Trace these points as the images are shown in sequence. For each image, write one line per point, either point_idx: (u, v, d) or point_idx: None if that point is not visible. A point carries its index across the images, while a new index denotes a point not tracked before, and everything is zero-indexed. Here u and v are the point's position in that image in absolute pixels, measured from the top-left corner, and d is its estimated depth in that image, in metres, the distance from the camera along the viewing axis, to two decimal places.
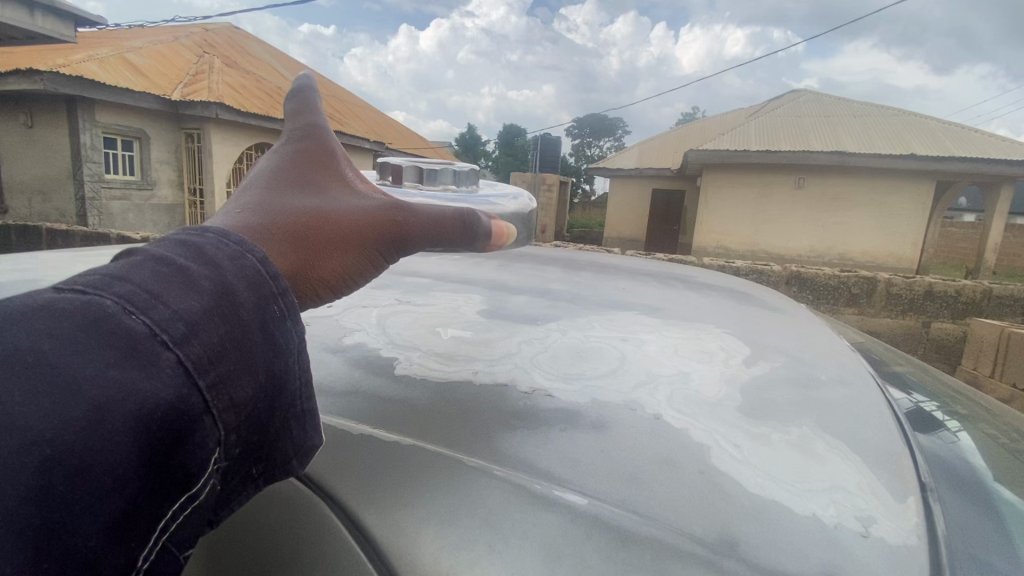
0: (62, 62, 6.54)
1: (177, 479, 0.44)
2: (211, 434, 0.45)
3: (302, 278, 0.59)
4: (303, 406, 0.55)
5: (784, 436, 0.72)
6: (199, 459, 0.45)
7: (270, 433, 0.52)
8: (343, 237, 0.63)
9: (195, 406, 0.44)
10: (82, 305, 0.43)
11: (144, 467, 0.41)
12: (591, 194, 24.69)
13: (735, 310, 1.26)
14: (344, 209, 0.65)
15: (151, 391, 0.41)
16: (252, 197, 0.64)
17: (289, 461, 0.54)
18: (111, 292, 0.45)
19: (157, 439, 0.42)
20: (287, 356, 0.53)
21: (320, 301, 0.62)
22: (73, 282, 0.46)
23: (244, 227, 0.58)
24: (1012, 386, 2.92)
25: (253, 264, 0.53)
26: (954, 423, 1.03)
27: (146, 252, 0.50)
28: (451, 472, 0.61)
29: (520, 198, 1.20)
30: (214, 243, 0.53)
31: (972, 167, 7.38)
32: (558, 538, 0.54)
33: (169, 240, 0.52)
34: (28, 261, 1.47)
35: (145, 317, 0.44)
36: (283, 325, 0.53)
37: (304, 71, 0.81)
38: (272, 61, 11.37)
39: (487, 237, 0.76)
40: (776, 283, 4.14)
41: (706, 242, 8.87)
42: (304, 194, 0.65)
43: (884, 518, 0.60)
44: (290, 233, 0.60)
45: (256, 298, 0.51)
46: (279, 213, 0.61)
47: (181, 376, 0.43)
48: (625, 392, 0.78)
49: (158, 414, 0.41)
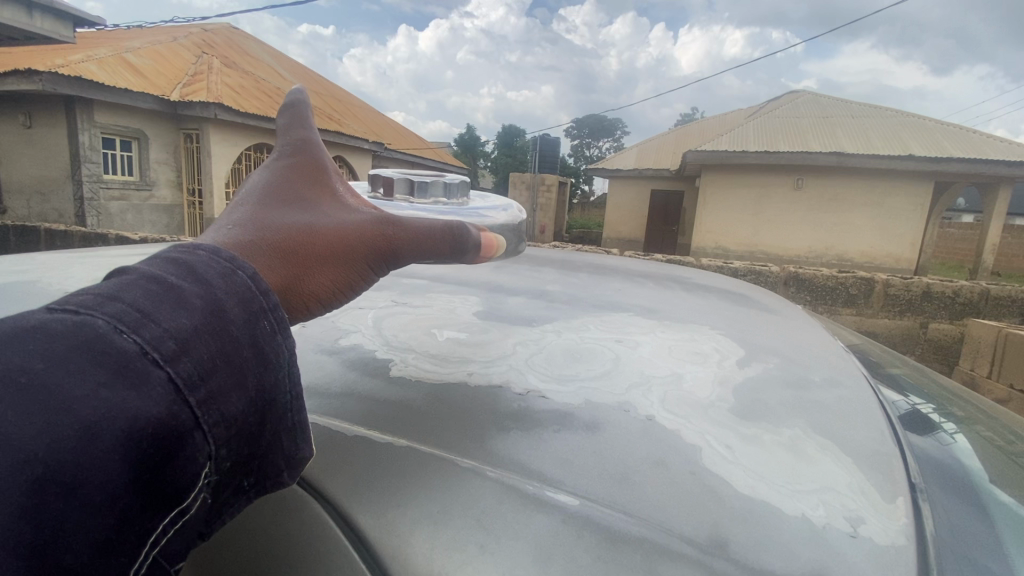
0: (61, 63, 6.54)
1: (168, 493, 0.44)
2: (201, 449, 0.46)
3: (291, 294, 0.60)
4: (294, 419, 0.55)
5: (776, 437, 0.72)
6: (190, 474, 0.45)
7: (261, 445, 0.52)
8: (333, 252, 0.64)
9: (185, 422, 0.44)
10: (74, 325, 0.43)
11: (134, 484, 0.42)
12: (589, 195, 24.74)
13: (730, 312, 1.27)
14: (334, 225, 0.66)
15: (141, 409, 0.42)
16: (243, 213, 0.64)
17: (280, 472, 0.54)
18: (102, 311, 0.45)
19: (146, 455, 0.42)
20: (277, 370, 0.54)
21: (310, 315, 0.63)
22: (65, 301, 0.46)
23: (235, 244, 0.59)
24: (1009, 387, 2.93)
25: (243, 280, 0.54)
26: (949, 425, 1.03)
27: (138, 269, 0.50)
28: (444, 475, 0.61)
29: (510, 210, 1.20)
30: (205, 261, 0.53)
31: (970, 167, 7.40)
32: (549, 541, 0.54)
33: (161, 256, 0.53)
34: (28, 261, 1.48)
35: (136, 337, 0.44)
36: (273, 339, 0.54)
37: (297, 85, 0.81)
38: (271, 61, 11.38)
39: (476, 249, 0.77)
40: (774, 283, 4.15)
41: (705, 243, 8.87)
42: (295, 210, 0.66)
43: (873, 518, 0.60)
44: (280, 249, 0.60)
45: (246, 314, 0.52)
46: (269, 229, 0.62)
47: (171, 393, 0.44)
48: (618, 393, 0.79)
49: (149, 431, 0.42)
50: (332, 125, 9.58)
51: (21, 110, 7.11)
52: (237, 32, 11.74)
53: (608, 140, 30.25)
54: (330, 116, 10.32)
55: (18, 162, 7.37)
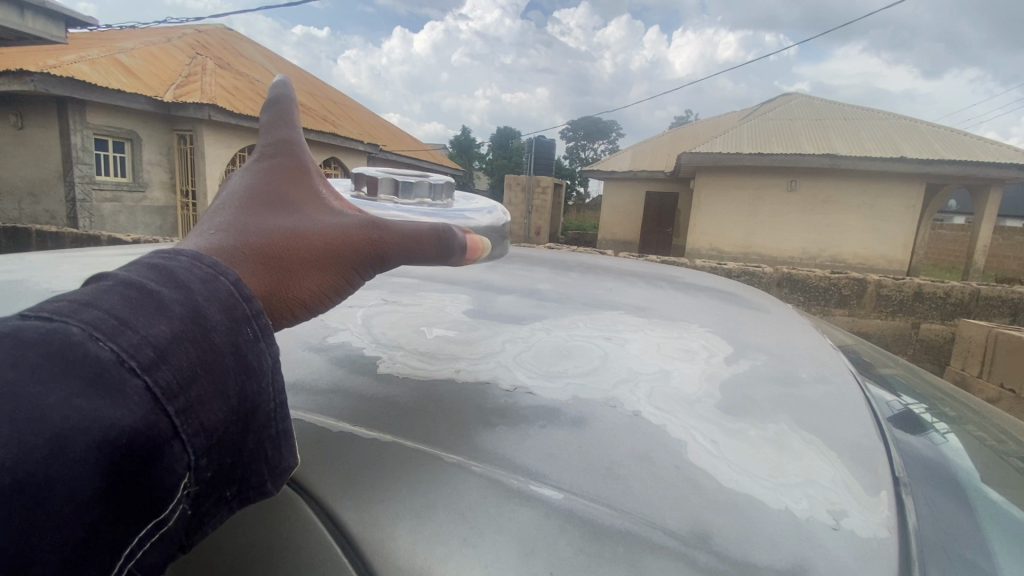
0: (52, 63, 6.50)
1: (145, 503, 0.44)
2: (181, 458, 0.46)
3: (277, 299, 0.60)
4: (279, 427, 0.55)
5: (760, 432, 0.73)
6: (169, 484, 0.45)
7: (244, 455, 0.52)
8: (317, 256, 0.64)
9: (163, 432, 0.44)
10: (49, 334, 0.43)
11: (107, 492, 0.41)
12: (582, 198, 24.89)
13: (719, 310, 1.28)
14: (319, 228, 0.66)
15: (117, 419, 0.42)
16: (224, 218, 0.64)
17: (264, 481, 0.55)
18: (77, 318, 0.45)
19: (121, 464, 0.42)
20: (260, 379, 0.54)
21: (293, 321, 0.63)
22: (40, 308, 0.46)
23: (216, 249, 0.58)
24: (1000, 387, 2.95)
25: (226, 286, 0.54)
26: (942, 424, 1.04)
27: (117, 275, 0.50)
28: (428, 470, 0.61)
29: (494, 212, 1.20)
30: (186, 266, 0.53)
31: (962, 170, 7.46)
32: (532, 534, 0.54)
33: (139, 264, 0.52)
34: (13, 260, 1.46)
35: (112, 345, 0.44)
36: (256, 346, 0.54)
37: (282, 79, 0.81)
38: (264, 62, 11.32)
39: (464, 251, 0.77)
40: (767, 284, 4.18)
41: (699, 244, 8.77)
42: (278, 214, 0.65)
43: (854, 511, 0.61)
44: (263, 255, 0.60)
45: (228, 321, 0.52)
46: (251, 234, 0.61)
47: (148, 402, 0.44)
48: (606, 390, 0.79)
49: (124, 440, 0.42)
50: (326, 126, 9.57)
51: (12, 111, 7.05)
52: (230, 33, 11.69)
53: (602, 142, 30.23)
54: (324, 117, 10.28)
55: (9, 163, 7.30)
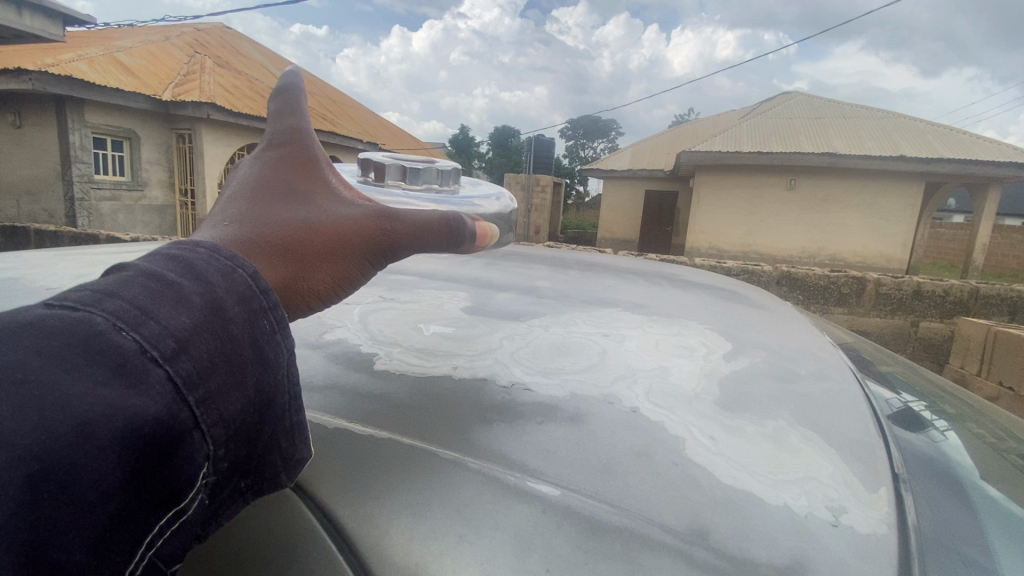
0: (50, 62, 6.45)
1: (165, 493, 0.44)
2: (199, 449, 0.45)
3: (291, 291, 0.60)
4: (293, 419, 0.56)
5: (759, 427, 0.73)
6: (187, 475, 0.45)
7: (258, 447, 0.52)
8: (333, 246, 0.64)
9: (184, 422, 0.44)
10: (72, 323, 0.42)
11: (129, 483, 0.41)
12: (580, 198, 25.09)
13: (717, 307, 1.27)
14: (334, 218, 0.66)
15: (140, 408, 0.41)
16: (238, 208, 0.63)
17: (277, 473, 0.55)
18: (101, 308, 0.44)
19: (141, 454, 0.41)
20: (275, 370, 0.53)
21: (308, 311, 0.63)
22: (63, 297, 0.45)
23: (233, 240, 0.58)
24: (998, 384, 2.96)
25: (243, 279, 0.53)
26: (941, 422, 1.04)
27: (137, 267, 0.49)
28: (427, 464, 0.61)
29: (501, 200, 1.20)
30: (203, 258, 0.53)
31: (960, 168, 7.45)
32: (529, 529, 0.54)
33: (156, 256, 0.52)
34: (8, 259, 1.44)
35: (135, 335, 0.44)
36: (273, 339, 0.53)
37: (292, 66, 0.80)
38: (263, 61, 11.29)
39: (472, 239, 0.77)
40: (767, 282, 4.18)
41: (699, 243, 8.86)
42: (293, 205, 0.65)
43: (853, 508, 0.60)
44: (280, 246, 0.60)
45: (246, 313, 0.51)
46: (267, 226, 0.61)
47: (170, 393, 0.43)
48: (603, 385, 0.79)
49: (145, 430, 0.41)
50: (325, 125, 9.57)
51: (10, 109, 7.00)
52: (229, 32, 11.68)
53: (602, 141, 30.32)
54: (323, 116, 10.26)
55: (7, 161, 7.25)
